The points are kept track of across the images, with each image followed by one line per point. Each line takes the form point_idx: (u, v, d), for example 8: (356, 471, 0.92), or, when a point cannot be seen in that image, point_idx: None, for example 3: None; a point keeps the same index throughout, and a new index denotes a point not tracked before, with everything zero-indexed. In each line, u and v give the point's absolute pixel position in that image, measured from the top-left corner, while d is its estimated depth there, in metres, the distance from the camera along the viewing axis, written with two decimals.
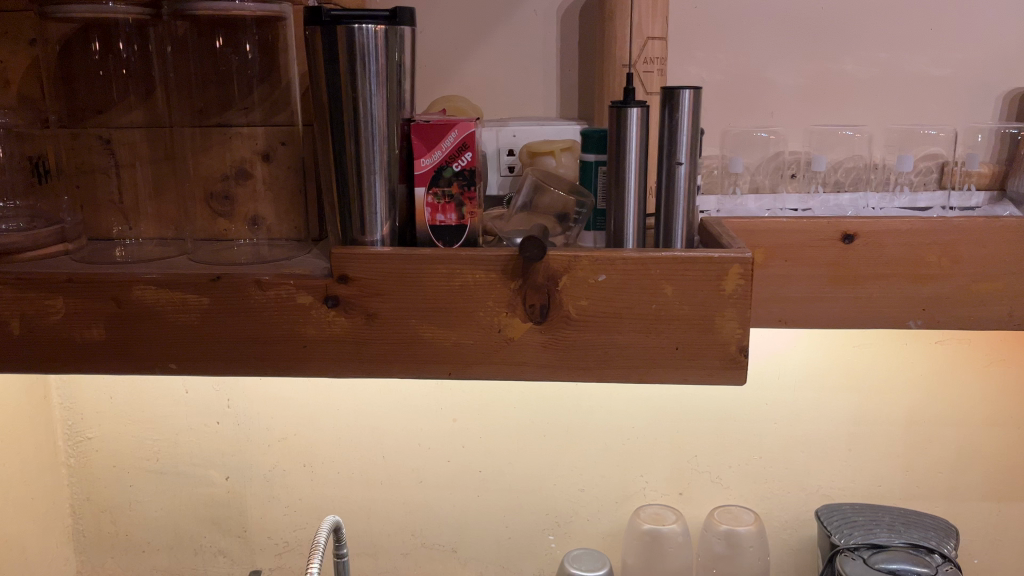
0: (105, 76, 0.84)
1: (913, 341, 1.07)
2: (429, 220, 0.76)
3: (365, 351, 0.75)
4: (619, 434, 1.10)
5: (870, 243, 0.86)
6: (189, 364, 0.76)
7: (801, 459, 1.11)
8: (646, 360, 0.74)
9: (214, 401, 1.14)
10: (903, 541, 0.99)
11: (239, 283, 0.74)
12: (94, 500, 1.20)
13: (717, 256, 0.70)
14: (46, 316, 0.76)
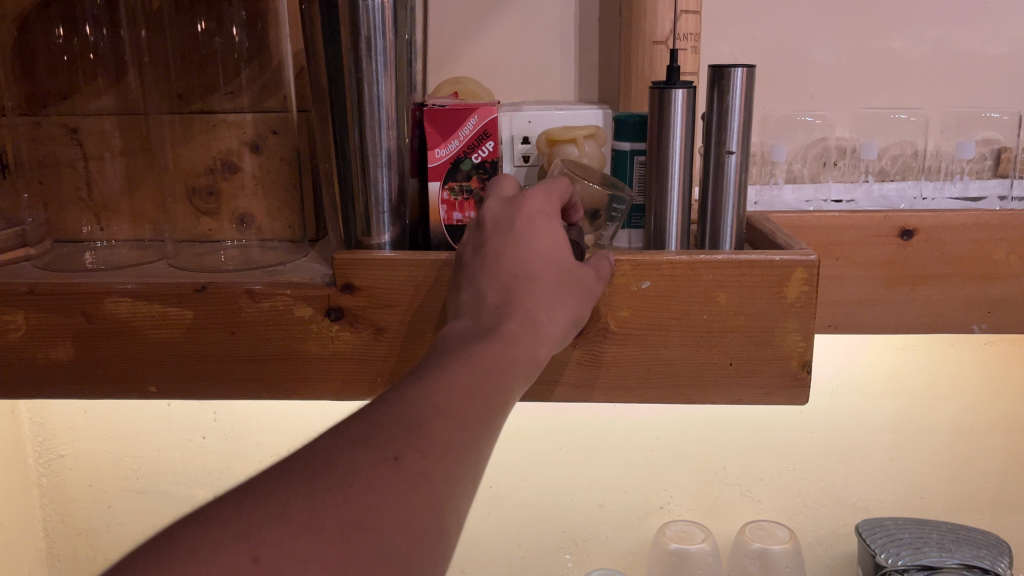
0: (69, 61, 0.73)
1: (961, 343, 0.98)
2: (445, 220, 0.67)
3: (374, 369, 0.66)
4: (641, 447, 1.01)
5: (931, 240, 0.77)
6: (171, 388, 0.67)
7: (837, 470, 1.03)
8: (696, 377, 0.65)
9: (198, 415, 1.04)
10: (955, 561, 0.92)
11: (228, 293, 0.64)
12: (68, 522, 1.10)
13: (778, 260, 0.61)
14: (5, 334, 0.66)
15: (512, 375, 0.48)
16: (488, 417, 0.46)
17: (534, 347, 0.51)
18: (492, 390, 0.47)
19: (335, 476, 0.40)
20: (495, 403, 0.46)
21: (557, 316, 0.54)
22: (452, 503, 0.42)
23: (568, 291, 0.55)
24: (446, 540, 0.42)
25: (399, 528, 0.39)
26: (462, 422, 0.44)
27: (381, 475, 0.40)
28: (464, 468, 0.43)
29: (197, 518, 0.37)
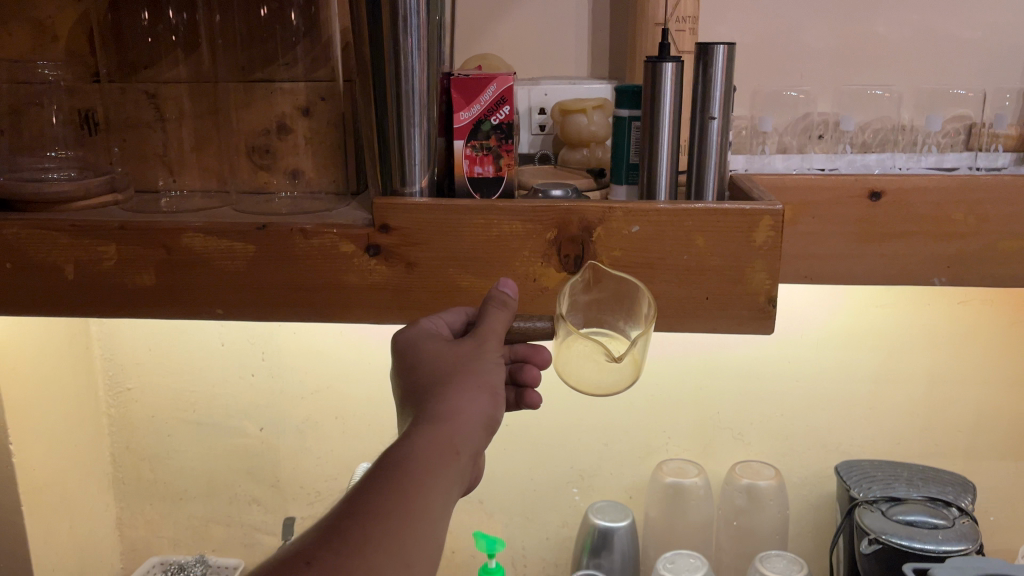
0: (154, 41, 0.87)
1: (937, 302, 1.08)
2: (467, 172, 0.78)
3: (404, 297, 0.78)
4: (642, 392, 1.13)
5: (896, 201, 0.87)
6: (235, 311, 0.79)
7: (821, 416, 1.13)
8: (678, 310, 0.76)
9: (249, 355, 1.17)
10: (921, 495, 1.01)
11: (285, 231, 0.77)
12: (132, 449, 1.23)
13: (749, 209, 0.72)
14: (99, 263, 0.79)
15: (427, 465, 0.54)
16: (408, 514, 0.51)
17: (446, 436, 0.57)
18: (405, 483, 0.52)
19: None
20: (409, 495, 0.52)
21: (465, 401, 0.59)
22: None
23: (465, 378, 0.61)
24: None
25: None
26: (378, 525, 0.50)
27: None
28: (384, 557, 0.49)
29: None
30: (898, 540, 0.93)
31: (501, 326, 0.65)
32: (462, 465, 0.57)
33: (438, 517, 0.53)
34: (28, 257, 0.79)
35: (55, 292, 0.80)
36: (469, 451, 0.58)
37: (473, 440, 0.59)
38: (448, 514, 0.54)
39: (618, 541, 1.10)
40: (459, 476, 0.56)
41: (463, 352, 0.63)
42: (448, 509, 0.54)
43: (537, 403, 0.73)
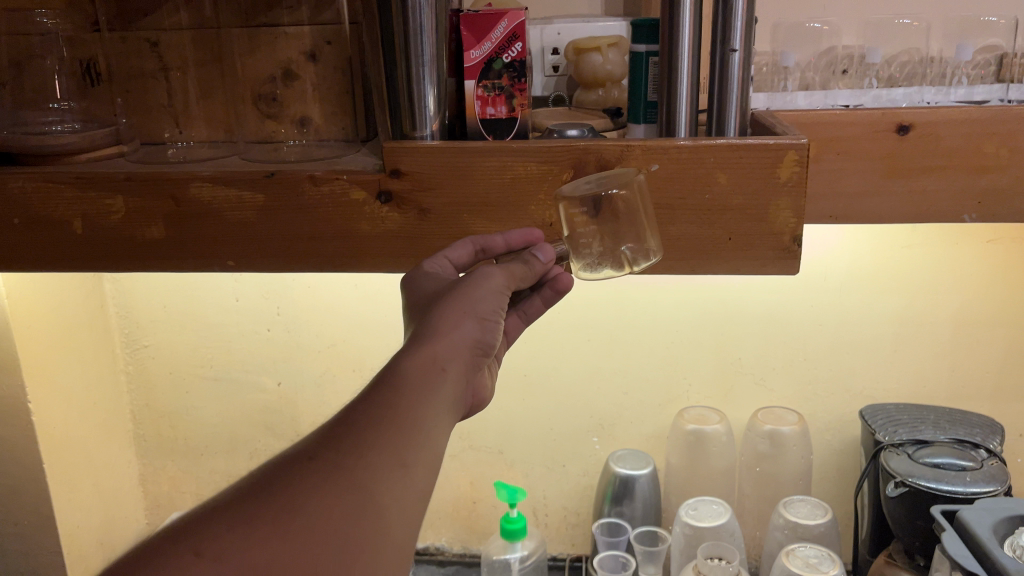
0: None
1: (965, 240, 1.04)
2: (480, 114, 0.76)
3: (418, 245, 0.76)
4: (662, 339, 1.11)
5: (925, 135, 0.84)
6: (247, 262, 0.78)
7: (846, 361, 1.11)
8: (700, 252, 0.74)
9: (265, 309, 1.16)
10: (948, 437, 0.99)
11: (294, 178, 0.75)
12: (153, 406, 1.24)
13: (773, 143, 0.69)
14: (108, 216, 0.77)
15: (416, 383, 0.54)
16: (400, 425, 0.51)
17: (430, 354, 0.56)
18: (397, 398, 0.52)
19: (285, 487, 0.46)
20: (397, 409, 0.51)
21: (453, 323, 0.59)
22: (385, 486, 0.48)
23: (458, 303, 0.60)
24: (387, 518, 0.48)
25: (335, 517, 0.46)
26: (373, 430, 0.50)
27: (311, 473, 0.47)
28: (381, 458, 0.49)
29: (195, 531, 0.43)
30: (925, 483, 0.92)
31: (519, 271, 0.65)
32: (450, 383, 0.56)
33: (431, 429, 0.53)
34: (35, 212, 0.78)
35: (65, 247, 0.78)
36: (456, 368, 0.57)
37: (460, 361, 0.58)
38: (441, 428, 0.54)
39: (640, 489, 1.10)
40: (447, 392, 0.55)
41: (462, 280, 0.62)
42: (441, 424, 0.54)
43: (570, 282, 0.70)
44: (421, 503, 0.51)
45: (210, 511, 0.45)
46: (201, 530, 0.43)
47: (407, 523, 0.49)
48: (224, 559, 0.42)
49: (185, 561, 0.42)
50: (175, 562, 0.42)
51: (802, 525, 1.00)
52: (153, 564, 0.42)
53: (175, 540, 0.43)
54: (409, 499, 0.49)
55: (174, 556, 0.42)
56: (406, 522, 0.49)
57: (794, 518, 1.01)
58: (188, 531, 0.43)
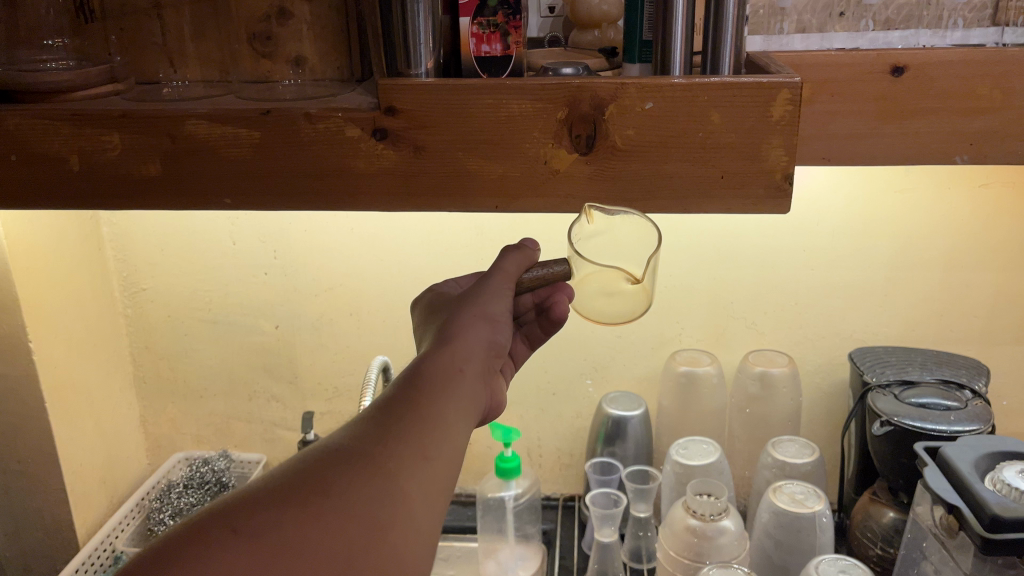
0: None
1: (956, 184, 1.05)
2: (474, 51, 0.77)
3: (413, 184, 0.76)
4: (656, 283, 1.13)
5: (920, 76, 0.84)
6: (243, 200, 0.79)
7: (837, 305, 1.12)
8: (692, 190, 0.74)
9: (261, 253, 1.17)
10: (934, 378, 1.01)
11: (289, 115, 0.75)
12: (152, 349, 1.25)
13: (766, 81, 0.70)
14: (104, 153, 0.78)
15: (437, 378, 0.61)
16: (423, 418, 0.58)
17: (449, 356, 0.63)
18: (419, 394, 0.59)
19: (315, 477, 0.52)
20: (421, 404, 0.58)
21: (467, 327, 0.66)
22: (408, 473, 0.54)
23: (469, 309, 0.67)
24: (411, 503, 0.53)
25: (364, 499, 0.52)
26: (396, 424, 0.57)
27: (341, 463, 0.53)
28: (404, 448, 0.55)
29: (237, 515, 0.49)
30: (910, 422, 0.94)
31: (512, 266, 0.71)
32: (468, 380, 0.63)
33: (452, 423, 0.59)
34: (32, 148, 0.78)
35: (62, 183, 0.79)
36: (474, 367, 0.64)
37: (477, 361, 0.65)
38: (462, 425, 0.60)
39: (632, 430, 1.12)
40: (467, 388, 0.62)
41: (473, 290, 0.70)
42: (462, 420, 0.60)
43: (564, 312, 0.76)
44: (445, 492, 0.57)
45: (244, 497, 0.50)
46: (240, 514, 0.49)
47: (431, 511, 0.55)
48: (260, 537, 0.47)
49: (223, 536, 0.47)
50: (214, 539, 0.47)
51: (790, 464, 1.03)
52: (193, 544, 0.47)
53: (213, 520, 0.48)
54: (433, 484, 0.56)
55: (212, 534, 0.47)
56: (429, 511, 0.55)
57: (782, 457, 1.03)
58: (225, 513, 0.49)
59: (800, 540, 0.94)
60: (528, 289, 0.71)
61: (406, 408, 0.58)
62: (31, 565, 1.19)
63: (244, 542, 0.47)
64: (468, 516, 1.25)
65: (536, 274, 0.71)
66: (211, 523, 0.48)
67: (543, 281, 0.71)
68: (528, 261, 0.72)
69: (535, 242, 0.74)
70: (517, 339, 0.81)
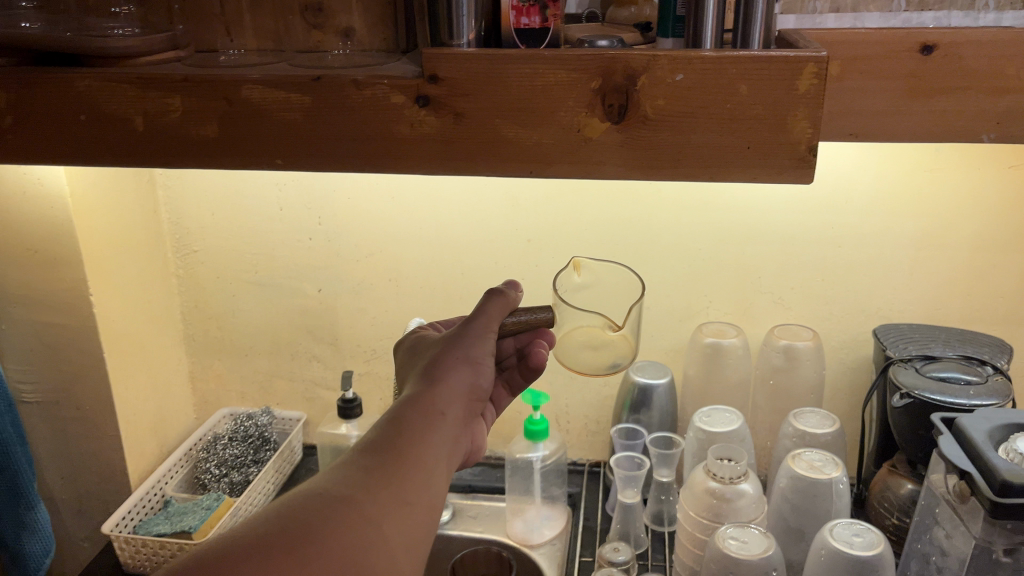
0: None
1: (986, 166, 1.06)
2: (513, 24, 0.81)
3: (453, 149, 0.81)
4: (685, 256, 1.16)
5: (948, 55, 0.86)
6: (294, 161, 0.83)
7: (863, 283, 1.14)
8: (719, 159, 0.78)
9: (306, 219, 1.23)
10: (957, 354, 1.03)
11: (338, 82, 0.80)
12: (201, 308, 1.32)
13: (793, 55, 0.73)
14: (166, 115, 0.83)
15: (418, 424, 0.66)
16: (403, 468, 0.62)
17: (431, 399, 0.68)
18: (401, 441, 0.64)
19: (296, 527, 0.56)
20: (403, 453, 0.63)
21: (450, 372, 0.70)
22: (387, 525, 0.59)
23: (452, 354, 0.72)
24: (390, 551, 0.58)
25: (343, 551, 0.56)
26: (377, 476, 0.61)
27: (323, 516, 0.57)
28: (384, 497, 0.60)
29: (224, 569, 0.52)
30: (929, 395, 0.96)
31: (498, 311, 0.75)
32: (448, 425, 0.67)
33: (431, 470, 0.64)
34: (100, 109, 0.84)
35: (127, 143, 0.85)
36: (454, 412, 0.69)
37: (458, 405, 0.69)
38: (440, 473, 0.65)
39: (658, 398, 1.16)
40: (447, 432, 0.67)
41: (456, 331, 0.74)
42: (440, 466, 0.65)
43: (543, 360, 0.80)
44: (423, 541, 0.61)
45: (224, 549, 0.53)
46: (223, 571, 0.52)
47: (409, 559, 0.59)
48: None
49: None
50: None
51: (810, 433, 1.06)
52: None
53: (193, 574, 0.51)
54: (412, 532, 0.60)
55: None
56: (406, 559, 0.59)
57: (803, 427, 1.06)
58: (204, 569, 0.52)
59: (816, 504, 0.98)
60: (512, 331, 0.76)
61: (388, 457, 0.63)
62: (87, 507, 1.26)
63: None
64: (497, 477, 1.30)
65: (525, 318, 0.76)
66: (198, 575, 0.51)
67: (528, 325, 0.76)
68: (510, 306, 0.76)
69: (518, 285, 0.79)
70: (500, 385, 0.84)
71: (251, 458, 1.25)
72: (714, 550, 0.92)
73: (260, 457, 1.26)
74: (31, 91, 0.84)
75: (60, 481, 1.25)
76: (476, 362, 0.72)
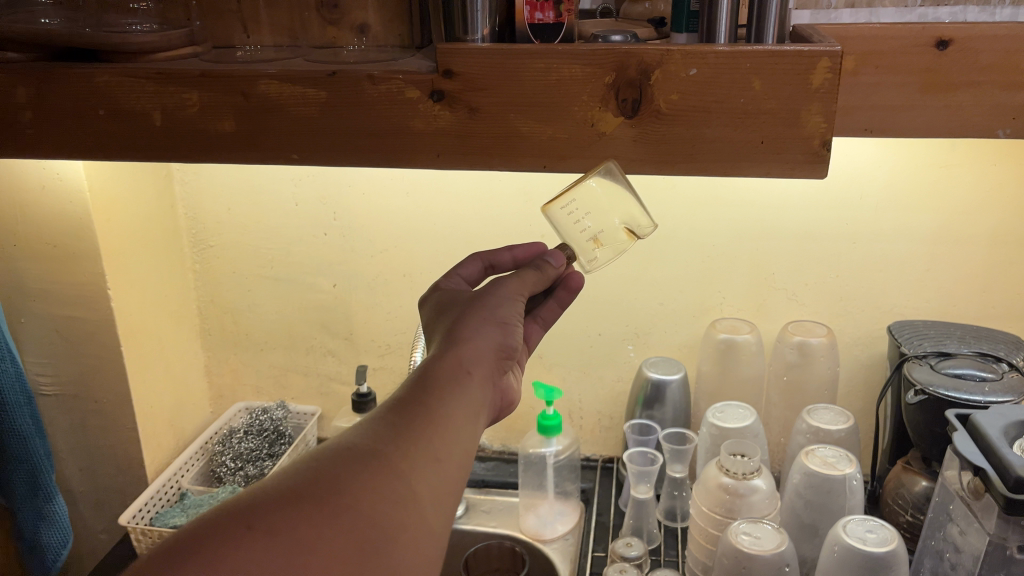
0: None
1: (1004, 162, 1.05)
2: (528, 19, 0.81)
3: (468, 143, 0.81)
4: (698, 252, 1.16)
5: (964, 50, 0.86)
6: (310, 155, 0.84)
7: (878, 279, 1.14)
8: (733, 153, 0.78)
9: (322, 214, 1.24)
10: (972, 351, 1.03)
11: (354, 76, 0.80)
12: (218, 303, 1.33)
13: (807, 50, 0.73)
14: (182, 110, 0.84)
15: (447, 381, 0.66)
16: (432, 422, 0.62)
17: (457, 358, 0.68)
18: (430, 397, 0.64)
19: (328, 477, 0.56)
20: (432, 406, 0.63)
21: (476, 331, 0.71)
22: (418, 475, 0.59)
23: (479, 314, 0.72)
24: (421, 503, 0.58)
25: (377, 502, 0.56)
26: (407, 427, 0.61)
27: (355, 463, 0.58)
28: (414, 451, 0.60)
29: (258, 509, 0.53)
30: (944, 391, 0.96)
31: (530, 279, 0.78)
32: (475, 382, 0.67)
33: (460, 424, 0.64)
34: (119, 104, 0.85)
35: (146, 138, 0.86)
36: (480, 369, 0.69)
37: (485, 364, 0.69)
38: (468, 427, 0.65)
39: (671, 394, 1.16)
40: (474, 389, 0.67)
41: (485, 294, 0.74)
42: (468, 421, 0.65)
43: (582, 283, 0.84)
44: (452, 493, 0.62)
45: (261, 495, 0.54)
46: (258, 510, 0.53)
47: (437, 511, 0.60)
48: (277, 532, 0.52)
49: (239, 533, 0.51)
50: (235, 533, 0.51)
51: (824, 429, 1.05)
52: (215, 535, 0.51)
53: (232, 516, 0.52)
54: (441, 485, 0.60)
55: (232, 530, 0.51)
56: (435, 510, 0.60)
57: (816, 423, 1.06)
58: (241, 512, 0.52)
59: (830, 501, 0.98)
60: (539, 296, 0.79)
61: (418, 412, 0.62)
62: (105, 499, 1.28)
63: (258, 539, 0.51)
64: (510, 472, 1.31)
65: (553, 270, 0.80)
66: (235, 513, 0.52)
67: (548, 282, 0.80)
68: (546, 277, 0.79)
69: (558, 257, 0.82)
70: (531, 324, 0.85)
71: (267, 451, 1.26)
72: (727, 544, 0.92)
73: (275, 450, 1.27)
74: (50, 85, 0.85)
75: (78, 473, 1.27)
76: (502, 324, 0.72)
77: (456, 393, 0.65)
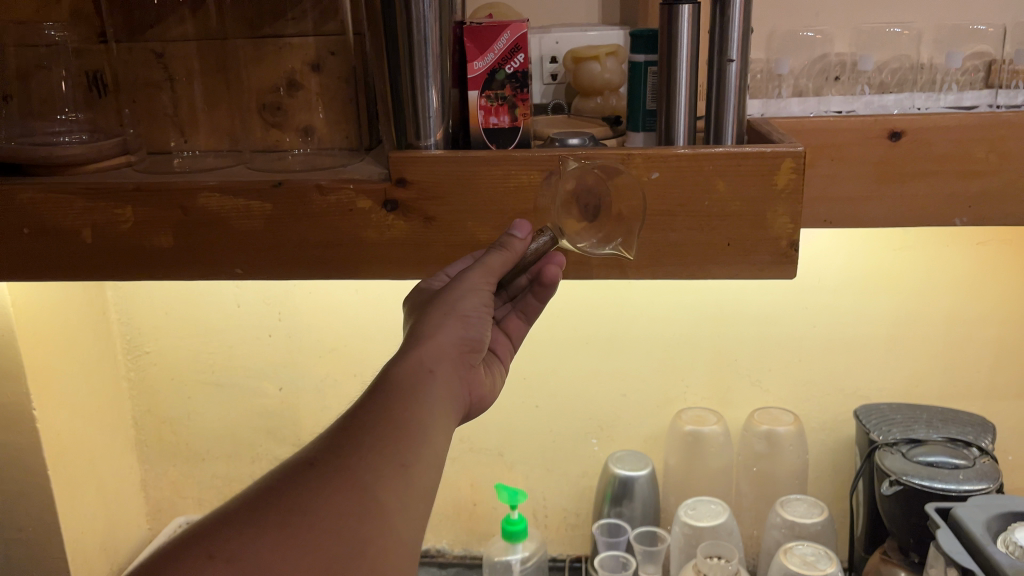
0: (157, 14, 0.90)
1: (955, 243, 1.06)
2: (483, 123, 0.79)
3: (424, 253, 0.77)
4: (660, 341, 1.13)
5: (916, 141, 0.85)
6: (255, 269, 0.79)
7: (840, 362, 1.13)
8: (699, 256, 0.75)
9: (266, 315, 1.18)
10: (941, 436, 1.01)
11: (301, 188, 0.76)
12: (154, 412, 1.25)
13: (770, 151, 0.71)
14: (115, 225, 0.78)
15: (409, 386, 0.58)
16: (395, 427, 0.55)
17: (418, 358, 0.60)
18: (394, 403, 0.56)
19: (287, 495, 0.50)
20: (393, 411, 0.56)
21: (437, 325, 0.62)
22: (384, 483, 0.52)
23: (440, 307, 0.63)
24: (389, 515, 0.51)
25: (341, 519, 0.49)
26: (366, 433, 0.54)
27: (315, 476, 0.51)
28: (377, 458, 0.53)
29: (215, 541, 0.47)
30: (919, 481, 0.93)
31: (497, 263, 0.64)
32: (438, 384, 0.60)
33: (429, 431, 0.56)
34: (44, 221, 0.79)
35: (75, 256, 0.80)
36: (445, 367, 0.61)
37: (448, 361, 0.61)
38: (437, 432, 0.57)
39: (639, 489, 1.11)
40: (438, 391, 0.59)
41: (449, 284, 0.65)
42: (438, 427, 0.58)
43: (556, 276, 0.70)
44: (424, 501, 0.54)
45: (216, 519, 0.48)
46: (212, 539, 0.47)
47: (407, 520, 0.52)
48: (236, 560, 0.46)
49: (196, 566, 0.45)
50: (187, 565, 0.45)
51: (799, 523, 1.02)
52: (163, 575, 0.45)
53: (182, 551, 0.46)
54: (412, 495, 0.53)
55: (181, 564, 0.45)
56: (407, 519, 0.52)
57: (791, 517, 1.03)
58: (192, 542, 0.47)
59: None
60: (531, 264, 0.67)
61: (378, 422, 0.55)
62: None
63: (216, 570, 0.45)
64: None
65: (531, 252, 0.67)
66: (186, 548, 0.46)
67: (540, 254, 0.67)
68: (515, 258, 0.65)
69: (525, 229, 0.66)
70: (512, 316, 0.76)
71: None
72: None
73: None
74: None
75: None
76: (466, 314, 0.63)
77: (412, 399, 0.57)
